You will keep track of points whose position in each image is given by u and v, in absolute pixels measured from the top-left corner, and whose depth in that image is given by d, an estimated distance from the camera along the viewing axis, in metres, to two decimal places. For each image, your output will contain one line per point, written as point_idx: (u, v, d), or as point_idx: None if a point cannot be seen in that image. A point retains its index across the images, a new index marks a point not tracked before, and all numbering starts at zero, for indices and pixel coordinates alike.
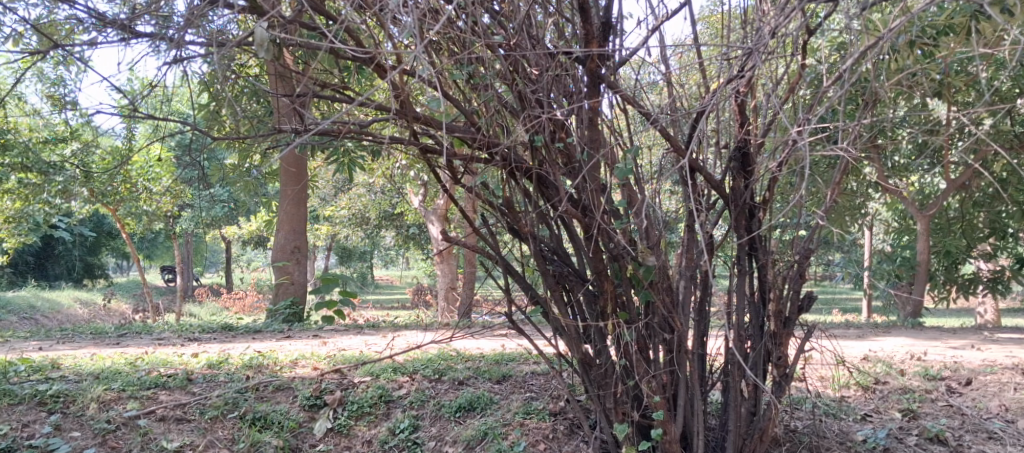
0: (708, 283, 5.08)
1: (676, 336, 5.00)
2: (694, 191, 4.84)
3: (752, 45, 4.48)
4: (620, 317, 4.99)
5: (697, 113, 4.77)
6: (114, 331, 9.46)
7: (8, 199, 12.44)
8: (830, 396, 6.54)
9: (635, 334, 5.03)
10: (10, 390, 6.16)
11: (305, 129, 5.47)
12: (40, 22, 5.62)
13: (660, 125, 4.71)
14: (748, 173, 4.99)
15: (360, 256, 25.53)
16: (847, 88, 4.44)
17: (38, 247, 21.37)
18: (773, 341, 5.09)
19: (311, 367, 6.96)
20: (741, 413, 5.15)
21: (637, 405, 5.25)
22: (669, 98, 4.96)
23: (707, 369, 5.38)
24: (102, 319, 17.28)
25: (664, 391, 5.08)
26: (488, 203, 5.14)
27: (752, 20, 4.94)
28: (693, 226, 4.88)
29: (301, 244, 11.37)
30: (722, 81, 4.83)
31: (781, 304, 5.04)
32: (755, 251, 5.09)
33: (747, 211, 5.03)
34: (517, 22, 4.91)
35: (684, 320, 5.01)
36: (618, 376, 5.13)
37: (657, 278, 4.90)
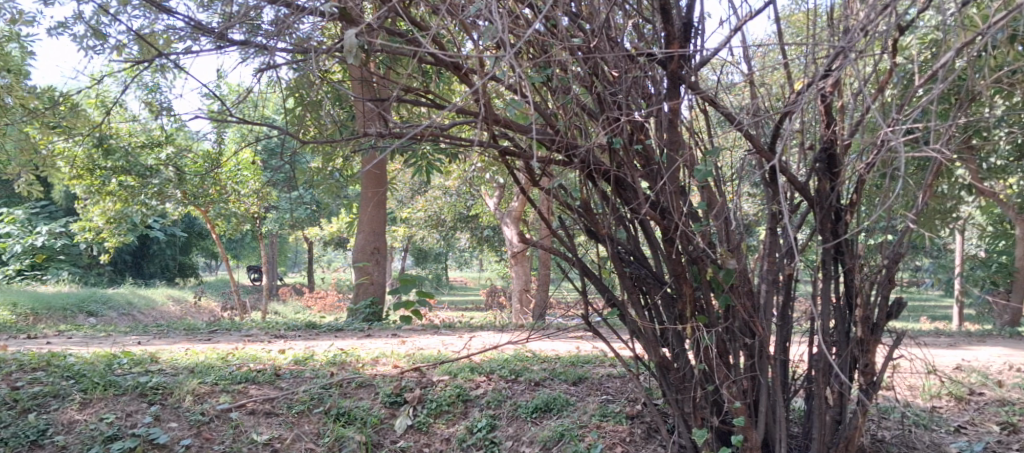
0: (790, 287, 5.06)
1: (757, 341, 5.01)
2: (776, 194, 4.83)
3: (843, 44, 4.44)
4: (699, 320, 4.99)
5: (782, 114, 4.75)
6: (206, 327, 9.83)
7: (109, 200, 13.01)
8: (919, 407, 6.44)
9: (714, 337, 5.04)
10: (115, 381, 6.47)
11: (389, 131, 5.56)
12: (140, 32, 5.95)
13: (742, 126, 4.72)
14: (833, 175, 4.96)
15: (435, 259, 25.89)
16: (942, 86, 4.39)
17: (135, 246, 22.20)
18: (860, 348, 5.05)
19: (391, 365, 7.17)
20: (826, 421, 5.12)
21: (717, 411, 5.25)
22: (751, 99, 4.95)
23: (790, 376, 5.36)
24: (193, 317, 17.90)
25: (745, 397, 5.08)
26: (565, 205, 5.19)
27: (839, 19, 4.91)
28: (775, 228, 4.91)
29: (381, 246, 11.62)
30: (807, 80, 4.81)
31: (868, 310, 5.03)
32: (841, 255, 5.07)
33: (833, 214, 5.00)
34: (597, 24, 4.96)
35: (766, 325, 5.01)
36: (697, 380, 5.15)
37: (737, 282, 4.93)
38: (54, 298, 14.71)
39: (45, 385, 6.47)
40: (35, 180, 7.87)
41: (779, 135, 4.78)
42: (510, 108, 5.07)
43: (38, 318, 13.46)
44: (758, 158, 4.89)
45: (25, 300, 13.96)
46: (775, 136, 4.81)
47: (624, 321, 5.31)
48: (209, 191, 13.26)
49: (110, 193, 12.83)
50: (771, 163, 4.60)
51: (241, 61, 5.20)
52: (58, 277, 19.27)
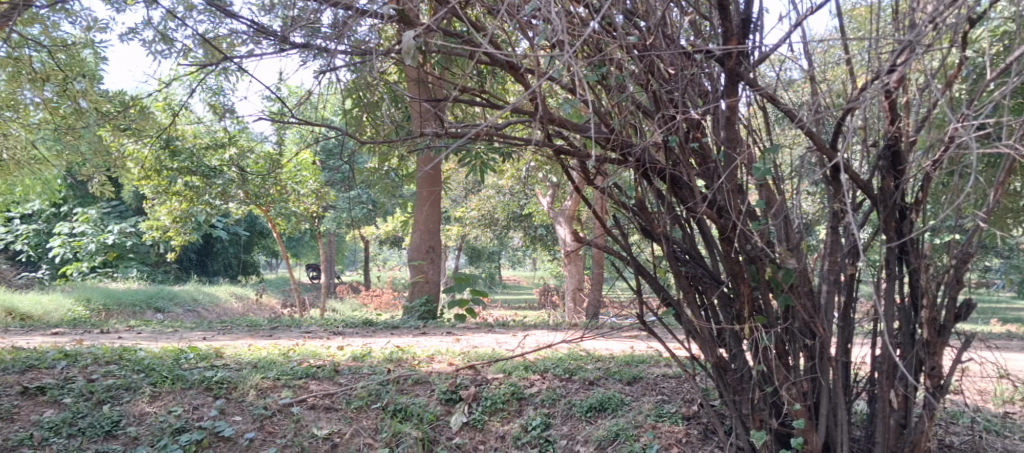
0: (852, 287, 5.02)
1: (818, 342, 4.98)
2: (838, 193, 4.81)
3: (912, 37, 4.37)
4: (758, 320, 4.98)
5: (845, 111, 4.69)
6: (268, 324, 10.06)
7: (176, 200, 13.39)
8: (988, 411, 6.35)
9: (773, 338, 5.01)
10: (182, 375, 6.67)
11: (446, 130, 5.67)
12: (206, 36, 6.14)
13: (804, 124, 4.69)
14: (897, 173, 4.93)
15: (489, 257, 26.02)
16: (1014, 81, 4.33)
17: (200, 245, 22.74)
18: (926, 350, 4.99)
19: (446, 363, 7.28)
20: (890, 424, 5.10)
21: (776, 413, 5.22)
22: (811, 95, 4.87)
23: (852, 378, 5.32)
24: (255, 314, 18.29)
25: (805, 399, 5.06)
26: (620, 204, 5.20)
27: (905, 14, 4.85)
28: (836, 228, 4.87)
29: (435, 244, 11.74)
30: (869, 76, 4.76)
31: (935, 311, 4.96)
32: (906, 254, 5.04)
33: (896, 213, 4.96)
34: (653, 21, 4.93)
35: (827, 325, 4.98)
36: (755, 381, 5.15)
37: (797, 282, 4.89)
38: (124, 294, 15.14)
39: (117, 378, 6.69)
40: (107, 182, 8.13)
41: (841, 131, 4.75)
42: (565, 107, 5.09)
43: (108, 313, 13.90)
44: (819, 156, 4.87)
45: (97, 296, 14.43)
46: (837, 133, 4.75)
47: (680, 321, 5.32)
48: (271, 191, 13.54)
49: (176, 193, 13.17)
50: (833, 161, 4.60)
51: (301, 63, 5.33)
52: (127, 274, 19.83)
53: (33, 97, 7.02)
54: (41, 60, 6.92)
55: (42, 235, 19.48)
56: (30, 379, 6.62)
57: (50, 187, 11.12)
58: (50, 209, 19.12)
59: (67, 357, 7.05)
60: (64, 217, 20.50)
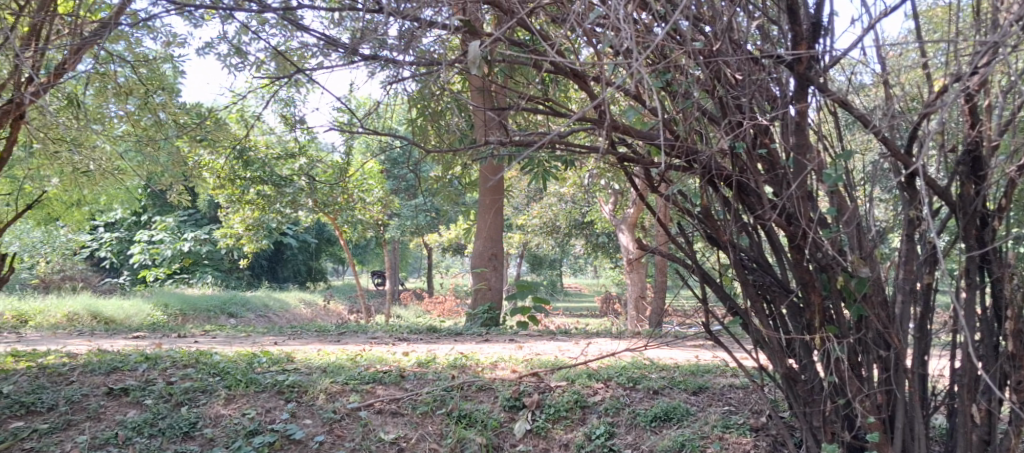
0: (930, 297, 4.84)
1: (893, 353, 4.80)
2: (912, 199, 4.69)
3: (996, 38, 4.23)
4: (829, 330, 4.84)
5: (923, 116, 4.54)
6: (335, 329, 10.28)
7: (248, 208, 13.75)
8: None
9: (846, 349, 4.88)
10: (256, 379, 6.86)
11: (510, 139, 5.69)
12: (278, 48, 6.30)
13: (879, 130, 4.54)
14: (978, 179, 4.77)
15: (550, 264, 26.13)
16: None
17: (270, 252, 23.29)
18: (1010, 363, 4.86)
19: (510, 370, 7.35)
20: (971, 439, 4.92)
21: (849, 425, 5.09)
22: (885, 100, 4.73)
23: (929, 391, 5.15)
24: (323, 319, 18.63)
25: (880, 412, 4.91)
26: (685, 211, 5.11)
27: (985, 16, 4.72)
28: (912, 236, 4.70)
29: (498, 252, 11.83)
30: (946, 79, 4.65)
31: (1020, 322, 4.81)
32: (988, 263, 4.87)
33: (977, 220, 4.80)
34: (719, 26, 4.82)
35: (903, 335, 4.80)
36: (826, 393, 5.02)
37: (871, 291, 4.75)
38: (199, 299, 15.58)
39: (194, 381, 6.91)
40: (185, 191, 8.41)
41: (917, 136, 4.62)
42: (629, 114, 5.03)
43: (184, 318, 14.33)
44: (893, 162, 4.74)
45: (174, 301, 14.90)
46: (912, 138, 4.61)
47: (747, 331, 5.21)
48: (338, 200, 13.82)
49: (249, 202, 13.53)
50: (911, 168, 4.42)
51: (366, 74, 5.41)
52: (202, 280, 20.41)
53: (117, 110, 7.31)
54: (126, 75, 7.20)
55: (122, 243, 20.17)
56: (114, 380, 6.89)
57: (130, 196, 11.53)
58: (130, 218, 19.80)
59: (147, 360, 7.31)
60: (143, 226, 21.20)
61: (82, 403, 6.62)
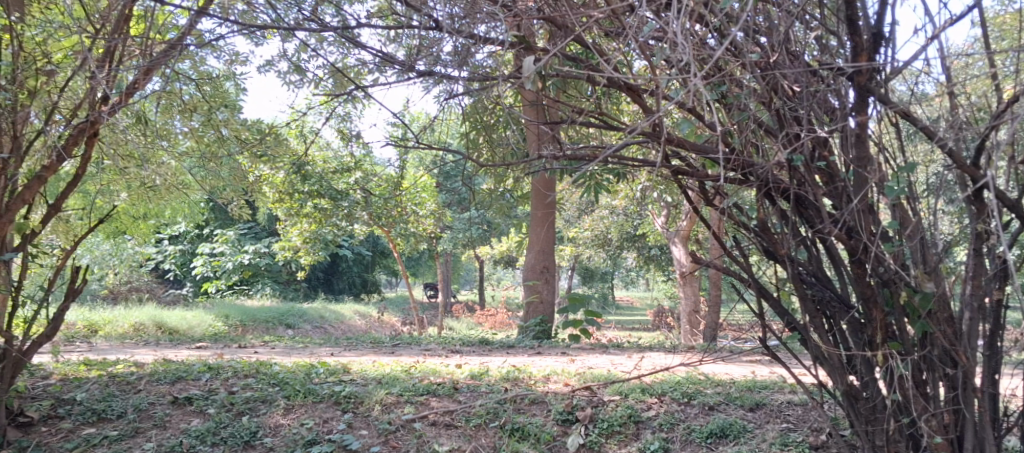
0: (999, 313, 4.68)
1: (960, 371, 4.67)
2: (981, 212, 4.55)
3: None
4: (893, 347, 4.68)
5: (990, 128, 4.45)
6: (390, 341, 10.40)
7: (305, 221, 13.99)
8: None
9: (910, 366, 4.72)
10: (313, 390, 6.98)
11: (563, 152, 5.68)
12: (336, 65, 6.43)
13: (944, 142, 4.46)
14: None
15: (601, 277, 26.11)
16: None
17: (326, 264, 23.62)
18: None
19: (562, 383, 7.38)
20: None
21: (913, 446, 4.88)
22: (950, 111, 4.65)
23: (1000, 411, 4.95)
24: (377, 331, 18.81)
25: (947, 432, 4.77)
26: (741, 224, 5.07)
27: None
28: (979, 250, 4.59)
29: (550, 265, 11.84)
30: (1013, 90, 4.56)
31: None
32: None
33: None
34: (776, 38, 4.79)
35: (971, 353, 4.67)
36: (890, 411, 4.81)
37: (936, 308, 4.65)
38: (258, 311, 15.83)
39: (255, 391, 7.06)
40: (246, 205, 8.58)
41: (984, 147, 4.51)
42: (684, 127, 5.02)
43: (244, 328, 14.58)
44: (958, 174, 4.63)
45: (234, 312, 15.19)
46: (979, 150, 4.51)
47: (805, 346, 5.06)
48: (392, 213, 14.01)
49: (306, 215, 13.78)
50: (979, 181, 4.33)
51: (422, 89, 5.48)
52: (261, 291, 20.77)
53: (182, 126, 7.53)
54: (190, 92, 7.39)
55: (185, 255, 20.64)
56: (179, 389, 7.10)
57: (193, 210, 11.84)
58: (193, 232, 20.26)
59: (210, 370, 7.54)
60: (206, 239, 21.67)
61: (149, 411, 6.77)
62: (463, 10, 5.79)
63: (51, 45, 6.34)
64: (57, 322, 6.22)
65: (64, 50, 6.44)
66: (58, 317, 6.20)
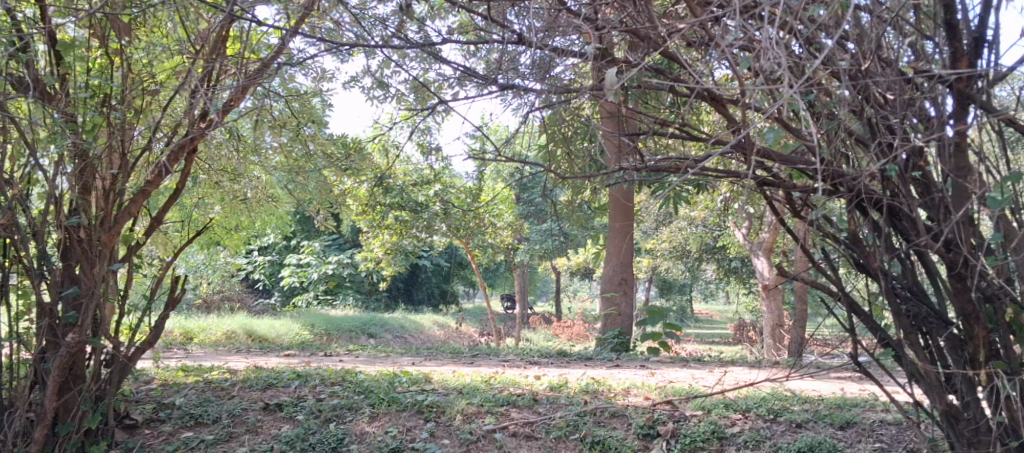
0: None
1: None
2: None
3: None
4: (998, 365, 4.52)
5: None
6: (469, 351, 10.46)
7: (386, 232, 14.19)
8: None
9: (1017, 386, 4.55)
10: (397, 398, 7.05)
11: (644, 164, 5.58)
12: (417, 80, 6.49)
13: None
14: None
15: (680, 288, 25.88)
16: None
17: (405, 274, 23.91)
18: None
19: (643, 397, 7.31)
20: None
21: None
22: None
23: None
24: (455, 341, 18.93)
25: None
26: (830, 236, 4.92)
27: None
28: None
29: (628, 277, 11.73)
30: None
31: None
32: None
33: None
34: (868, 45, 4.64)
35: None
36: (996, 433, 4.62)
37: None
38: (341, 320, 16.09)
39: (341, 398, 7.17)
40: (331, 217, 8.71)
41: None
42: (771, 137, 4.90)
43: (329, 337, 14.84)
44: None
45: (319, 322, 15.47)
46: None
47: (900, 363, 4.89)
48: (470, 224, 14.13)
49: (387, 227, 13.99)
50: None
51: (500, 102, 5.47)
52: (344, 301, 21.15)
53: (271, 142, 7.70)
54: (279, 109, 7.57)
55: (274, 265, 21.13)
56: (270, 396, 7.27)
57: (281, 223, 12.14)
58: (281, 244, 20.75)
59: (299, 377, 7.72)
60: (293, 250, 22.17)
61: (242, 416, 6.94)
62: (543, 23, 5.77)
63: (156, 66, 6.35)
64: (159, 330, 6.39)
65: (166, 71, 6.45)
66: (160, 325, 6.37)
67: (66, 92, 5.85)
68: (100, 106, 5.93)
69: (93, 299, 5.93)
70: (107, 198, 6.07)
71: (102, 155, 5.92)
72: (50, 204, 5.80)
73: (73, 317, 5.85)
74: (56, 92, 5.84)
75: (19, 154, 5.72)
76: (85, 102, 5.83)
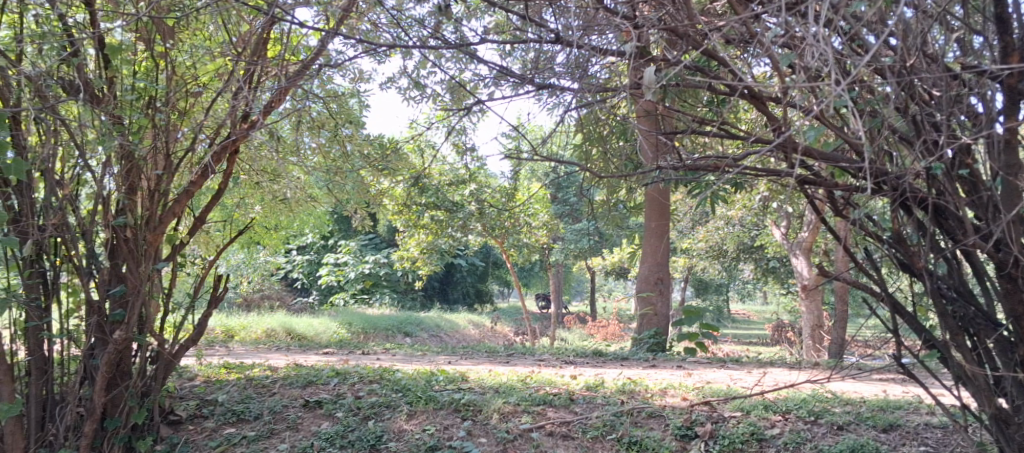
0: None
1: None
2: None
3: None
4: None
5: None
6: (505, 350, 10.46)
7: (421, 232, 14.25)
8: None
9: None
10: (434, 397, 7.05)
11: (682, 163, 5.47)
12: (452, 79, 6.44)
13: None
14: None
15: (716, 288, 25.71)
16: None
17: (441, 274, 23.98)
18: None
19: (680, 397, 7.25)
20: None
21: None
22: None
23: None
24: (491, 340, 18.93)
25: None
26: (873, 236, 4.82)
27: None
28: None
29: (664, 276, 11.62)
30: None
31: None
32: None
33: None
34: (913, 41, 4.53)
35: None
36: None
37: None
38: (378, 319, 16.18)
39: (379, 396, 7.20)
40: (368, 217, 8.75)
41: None
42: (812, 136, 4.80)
43: (366, 335, 14.91)
44: None
45: (356, 320, 15.56)
46: None
47: (947, 366, 4.79)
48: (505, 223, 14.15)
49: (423, 226, 14.04)
50: None
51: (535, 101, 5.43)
52: (380, 300, 21.26)
53: (310, 142, 7.74)
54: (317, 110, 7.61)
55: (311, 265, 21.32)
56: (310, 393, 7.33)
57: (318, 223, 12.23)
58: (318, 243, 20.90)
59: (338, 375, 7.76)
60: (330, 249, 22.33)
61: (282, 413, 6.98)
62: (580, 22, 5.72)
63: (200, 68, 6.43)
64: (201, 327, 6.44)
65: (209, 73, 6.52)
66: (203, 323, 6.43)
67: (113, 94, 5.86)
68: (146, 108, 5.97)
69: (138, 297, 5.97)
70: (153, 198, 6.14)
71: (147, 157, 5.99)
72: (98, 204, 5.89)
73: (120, 315, 5.96)
74: (104, 94, 5.86)
75: (69, 155, 5.75)
76: (132, 104, 5.88)
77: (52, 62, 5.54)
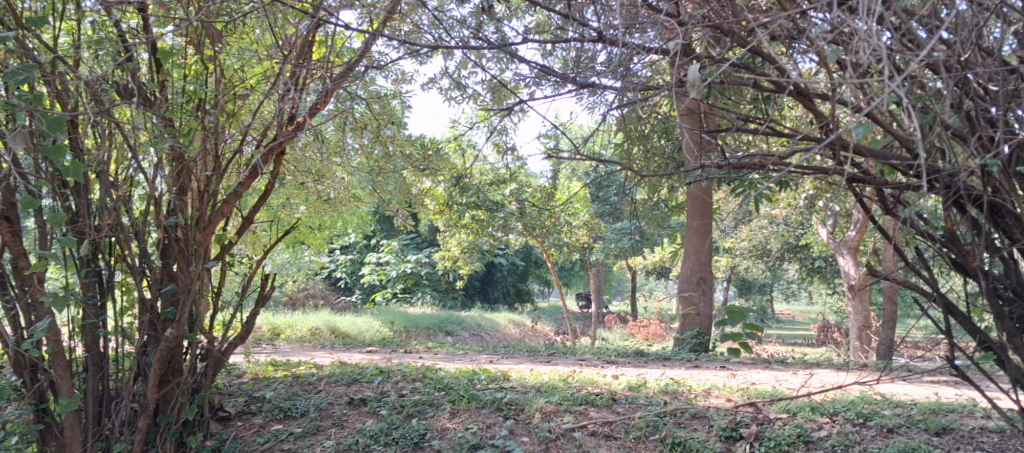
0: None
1: None
2: None
3: None
4: None
5: None
6: (547, 350, 10.44)
7: (463, 232, 14.28)
8: None
9: None
10: (476, 395, 7.04)
11: (727, 162, 5.39)
12: (493, 79, 6.42)
13: None
14: None
15: (760, 289, 25.45)
16: None
17: (482, 273, 24.02)
18: None
19: (724, 398, 7.17)
20: None
21: None
22: None
23: None
24: (532, 340, 18.90)
25: None
26: (926, 235, 4.71)
27: None
28: None
29: (706, 276, 11.48)
30: None
31: None
32: None
33: None
34: (967, 35, 4.45)
35: None
36: None
37: None
38: (420, 318, 16.24)
39: (422, 394, 7.21)
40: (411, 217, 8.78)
41: None
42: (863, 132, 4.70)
43: (408, 334, 14.97)
44: None
45: (398, 319, 15.63)
46: None
47: (1003, 367, 4.66)
48: (546, 223, 14.13)
49: (464, 226, 14.07)
50: None
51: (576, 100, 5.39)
52: (422, 300, 21.34)
53: (353, 143, 7.77)
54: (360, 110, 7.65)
55: (353, 264, 21.48)
56: (354, 391, 7.35)
57: (362, 223, 12.32)
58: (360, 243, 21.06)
59: (381, 373, 7.79)
60: (371, 249, 22.49)
61: (328, 410, 7.02)
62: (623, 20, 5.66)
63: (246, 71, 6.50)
64: (250, 326, 6.43)
65: (256, 75, 6.60)
66: (250, 321, 6.42)
67: (164, 97, 5.92)
68: (196, 111, 6.02)
69: (189, 296, 5.95)
70: (202, 199, 6.14)
71: (198, 158, 6.01)
72: (150, 205, 5.96)
73: (173, 314, 6.06)
74: (156, 97, 5.92)
75: (123, 157, 5.84)
76: (182, 106, 5.95)
77: (108, 67, 5.62)
